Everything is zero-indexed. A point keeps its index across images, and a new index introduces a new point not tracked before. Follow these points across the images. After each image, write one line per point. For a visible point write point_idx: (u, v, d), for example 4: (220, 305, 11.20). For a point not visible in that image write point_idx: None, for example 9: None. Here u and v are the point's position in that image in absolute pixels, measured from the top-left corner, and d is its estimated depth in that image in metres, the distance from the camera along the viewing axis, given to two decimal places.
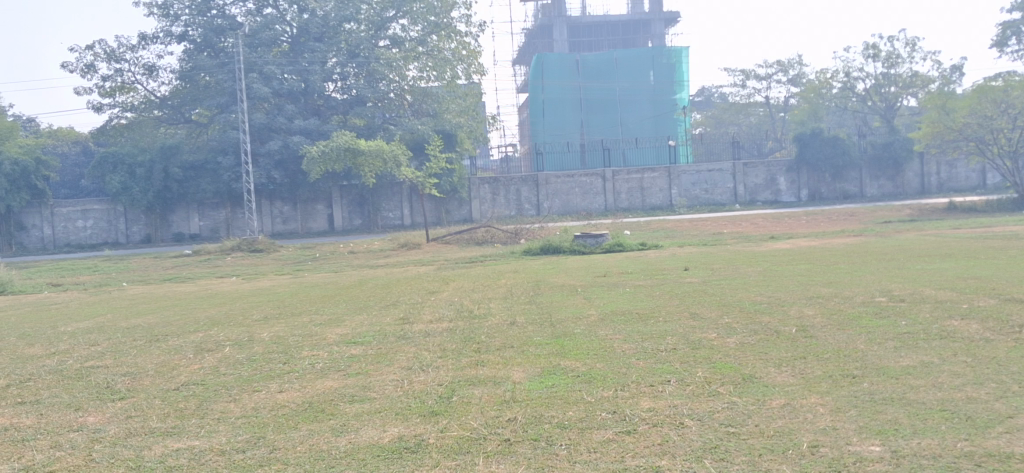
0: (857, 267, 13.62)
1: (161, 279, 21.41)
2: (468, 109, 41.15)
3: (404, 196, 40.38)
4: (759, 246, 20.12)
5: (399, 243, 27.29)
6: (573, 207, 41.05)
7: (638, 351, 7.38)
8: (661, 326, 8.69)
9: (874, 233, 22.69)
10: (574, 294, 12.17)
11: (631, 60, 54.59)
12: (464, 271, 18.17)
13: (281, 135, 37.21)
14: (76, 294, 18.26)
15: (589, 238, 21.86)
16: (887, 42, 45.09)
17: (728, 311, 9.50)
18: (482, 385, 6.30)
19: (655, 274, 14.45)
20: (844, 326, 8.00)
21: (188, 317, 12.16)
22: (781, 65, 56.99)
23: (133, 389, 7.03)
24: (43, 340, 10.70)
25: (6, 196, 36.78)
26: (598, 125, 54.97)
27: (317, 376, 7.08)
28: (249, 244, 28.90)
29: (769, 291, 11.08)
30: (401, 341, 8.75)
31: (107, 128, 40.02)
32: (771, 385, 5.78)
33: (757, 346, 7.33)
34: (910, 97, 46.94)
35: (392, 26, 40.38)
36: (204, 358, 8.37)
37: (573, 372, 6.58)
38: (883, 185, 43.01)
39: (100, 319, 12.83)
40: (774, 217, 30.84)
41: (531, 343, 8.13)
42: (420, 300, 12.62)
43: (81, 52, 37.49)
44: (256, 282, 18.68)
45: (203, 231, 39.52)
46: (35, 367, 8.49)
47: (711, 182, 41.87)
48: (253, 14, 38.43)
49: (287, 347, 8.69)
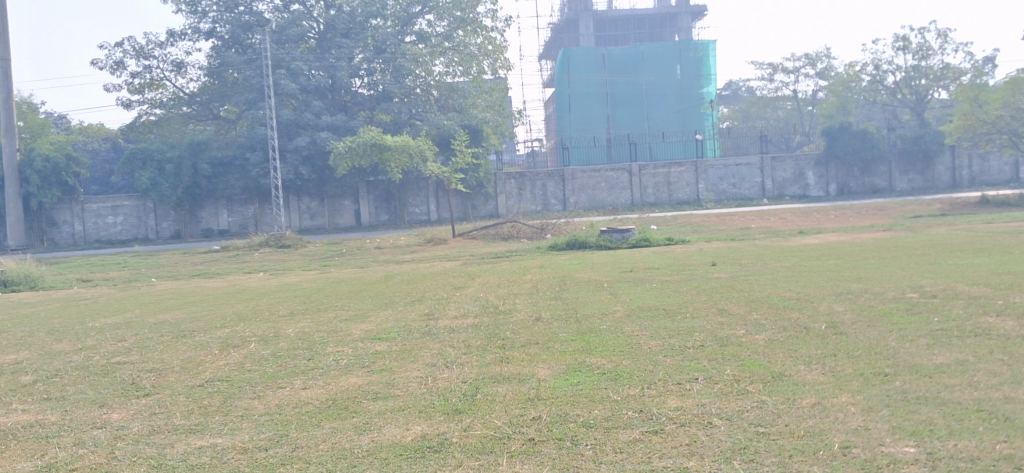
0: (887, 262, 13.43)
1: (189, 274, 21.54)
2: (494, 104, 41.08)
3: (430, 191, 40.45)
4: (788, 241, 19.90)
5: (425, 239, 27.30)
6: (599, 202, 40.93)
7: (664, 348, 7.28)
8: (688, 323, 8.58)
9: (906, 227, 22.38)
10: (600, 289, 12.08)
11: (658, 53, 54.11)
12: (490, 266, 18.13)
13: (308, 131, 37.36)
14: (105, 289, 18.40)
15: (615, 233, 21.72)
16: (918, 33, 44.49)
17: (757, 307, 9.36)
18: (507, 383, 6.23)
19: (682, 269, 14.32)
20: (876, 323, 7.86)
21: (214, 312, 12.20)
22: (809, 58, 56.41)
23: (158, 385, 7.04)
24: (71, 335, 10.75)
25: (37, 192, 37.14)
26: (624, 119, 54.62)
27: (341, 372, 7.04)
28: (277, 240, 29.03)
29: (798, 286, 10.93)
30: (426, 337, 8.70)
31: (137, 124, 40.35)
32: (801, 384, 5.66)
33: (786, 343, 7.21)
34: (942, 89, 46.28)
35: (418, 21, 40.40)
36: (230, 354, 8.35)
37: (599, 370, 6.49)
38: (913, 179, 42.43)
39: (128, 314, 12.90)
40: (802, 211, 30.53)
41: (557, 339, 8.05)
42: (445, 295, 12.58)
43: (110, 49, 37.83)
44: (283, 277, 18.75)
45: (231, 227, 39.80)
46: (63, 363, 8.52)
47: (739, 177, 41.52)
48: (280, 10, 38.57)
49: (312, 343, 8.67)
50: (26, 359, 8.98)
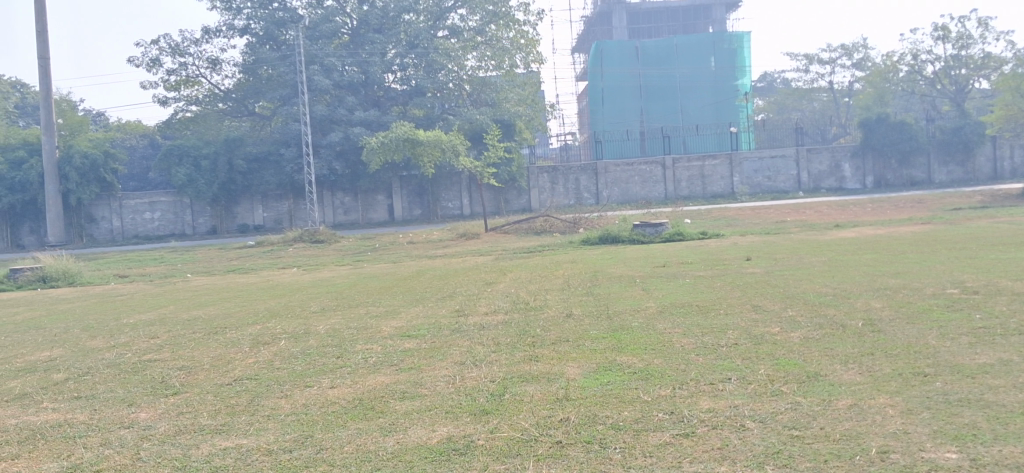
0: (926, 256, 13.15)
1: (224, 270, 21.68)
2: (527, 98, 40.91)
3: (463, 186, 40.42)
4: (824, 234, 19.62)
5: (458, 234, 27.26)
6: (632, 196, 40.68)
7: (697, 346, 7.14)
8: (721, 320, 8.43)
9: (945, 220, 21.98)
10: (632, 285, 11.95)
11: (691, 45, 53.75)
12: (522, 261, 18.04)
13: (342, 126, 37.51)
14: (141, 285, 18.57)
15: (648, 228, 21.53)
16: (959, 22, 43.66)
17: (792, 303, 9.18)
18: (535, 383, 6.13)
19: (716, 264, 14.14)
20: (915, 320, 7.66)
21: (247, 309, 12.23)
22: (846, 49, 55.66)
23: (186, 384, 7.03)
24: (104, 332, 10.81)
25: (76, 189, 37.61)
26: (657, 113, 54.23)
27: (369, 371, 6.99)
28: (311, 235, 29.15)
29: (834, 282, 10.72)
30: (456, 334, 8.62)
31: (173, 121, 40.72)
32: (839, 384, 5.51)
33: (823, 341, 7.04)
34: (982, 79, 45.38)
35: (451, 16, 40.39)
36: (260, 351, 8.34)
37: (630, 369, 6.38)
38: (952, 171, 41.65)
39: (162, 310, 12.96)
40: (839, 204, 30.10)
41: (587, 336, 7.95)
42: (477, 292, 12.51)
43: (147, 47, 38.19)
44: (317, 272, 18.80)
45: (266, 222, 40.05)
46: (95, 361, 8.55)
47: (774, 170, 41.05)
48: (314, 6, 38.72)
49: (341, 341, 8.63)
50: (59, 356, 9.03)
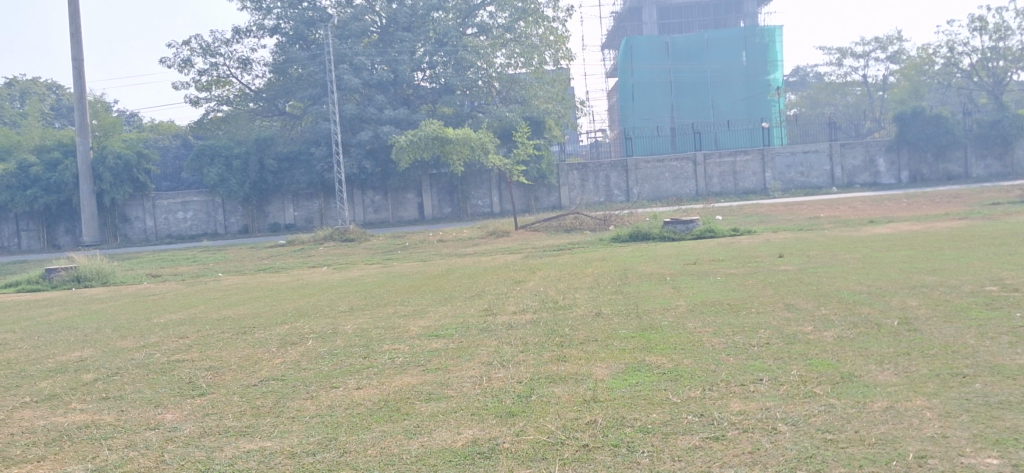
0: (964, 253, 12.88)
1: (256, 268, 21.78)
2: (556, 95, 40.78)
3: (493, 184, 40.33)
4: (858, 231, 19.34)
5: (488, 232, 27.21)
6: (663, 193, 40.45)
7: (728, 346, 7.02)
8: (753, 319, 8.28)
9: (983, 215, 21.60)
10: (663, 283, 11.80)
11: (722, 40, 53.25)
12: (552, 259, 17.94)
13: (372, 125, 37.58)
14: (173, 285, 18.69)
15: (679, 224, 21.35)
16: (996, 13, 42.91)
17: (826, 301, 9.02)
18: (562, 384, 6.03)
19: (748, 261, 13.97)
20: (953, 319, 7.47)
21: (277, 308, 12.22)
22: (879, 42, 54.97)
23: (213, 385, 7.01)
24: (135, 332, 10.86)
25: (111, 189, 37.99)
26: (687, 109, 53.88)
27: (396, 371, 6.94)
28: (341, 233, 29.22)
29: (869, 279, 10.51)
30: (483, 334, 8.55)
31: (205, 121, 41.05)
32: (875, 385, 5.37)
33: (857, 340, 6.90)
34: (1021, 71, 44.58)
35: (480, 13, 40.37)
36: (287, 352, 8.32)
37: (659, 370, 6.27)
38: (990, 165, 40.92)
39: (193, 310, 13.02)
40: (874, 199, 29.68)
41: (616, 336, 7.86)
42: (506, 290, 12.44)
43: (179, 48, 38.53)
44: (347, 271, 18.84)
45: (297, 221, 40.19)
46: (124, 361, 8.57)
47: (807, 165, 40.70)
48: (343, 6, 38.87)
49: (368, 341, 8.60)
50: (89, 357, 9.08)
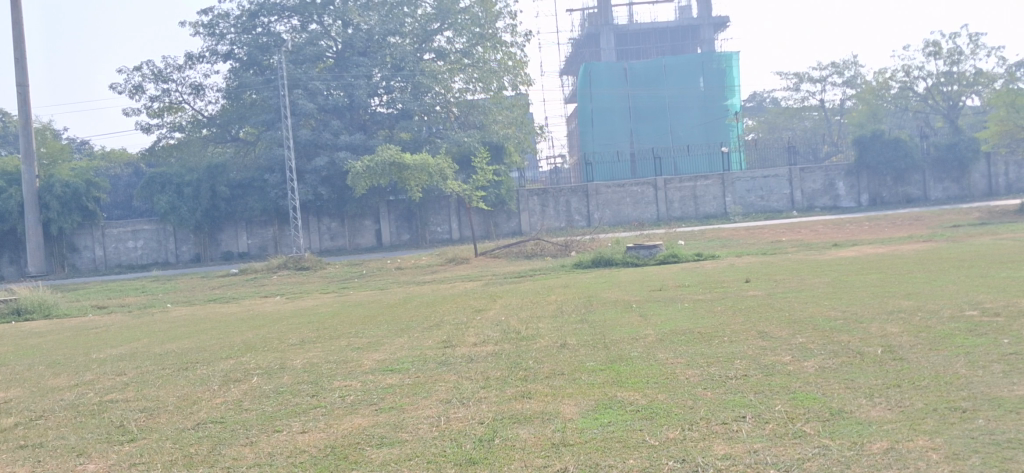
0: (935, 276, 12.57)
1: (205, 299, 20.96)
2: (516, 120, 40.55)
3: (452, 210, 39.88)
4: (822, 254, 19.13)
5: (447, 259, 26.57)
6: (624, 217, 40.15)
7: (704, 378, 6.56)
8: (727, 348, 7.84)
9: (945, 237, 21.55)
10: (629, 310, 11.36)
11: (680, 66, 53.45)
12: (513, 286, 17.42)
13: (328, 150, 36.99)
14: (118, 317, 17.85)
15: (642, 249, 20.97)
16: (949, 38, 43.52)
17: (801, 329, 8.56)
18: (528, 424, 5.52)
19: (715, 287, 13.52)
20: (937, 346, 7.09)
21: (223, 342, 11.52)
22: (836, 66, 55.48)
23: (146, 429, 6.39)
24: (70, 369, 10.13)
25: (57, 217, 36.87)
26: (646, 134, 53.78)
27: (346, 411, 6.37)
28: (296, 262, 28.48)
29: (842, 304, 10.15)
30: (442, 368, 8.01)
31: (156, 148, 40.12)
32: (868, 423, 4.93)
33: (840, 371, 6.49)
34: (974, 95, 45.22)
35: (437, 38, 40.00)
36: (229, 390, 7.72)
37: (632, 406, 5.80)
38: (947, 187, 41.29)
39: (135, 344, 12.30)
40: (835, 223, 29.53)
41: (583, 369, 7.36)
42: (465, 320, 11.85)
43: (129, 73, 37.67)
44: (301, 301, 18.14)
45: (251, 249, 39.36)
46: (52, 402, 7.90)
47: (767, 189, 40.70)
48: (298, 30, 38.44)
49: (318, 377, 8.02)
50: (16, 397, 8.40)
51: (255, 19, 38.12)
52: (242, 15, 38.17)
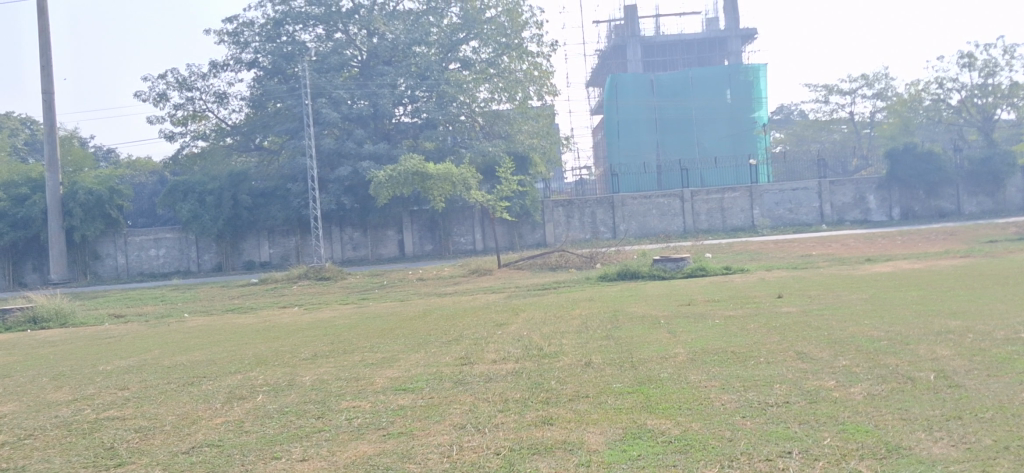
0: (982, 294, 11.92)
1: (224, 309, 20.57)
2: (541, 131, 39.94)
3: (476, 220, 39.45)
4: (857, 269, 18.47)
5: (470, 270, 26.11)
6: (650, 230, 39.54)
7: (742, 405, 6.01)
8: (765, 371, 7.28)
9: (984, 252, 20.84)
10: (657, 326, 10.79)
11: (707, 78, 52.63)
12: (536, 299, 16.91)
13: (351, 160, 36.63)
14: (135, 327, 17.47)
15: (669, 262, 20.40)
16: (984, 49, 42.58)
17: (843, 351, 7.95)
18: (549, 457, 5.01)
19: (746, 303, 12.93)
20: (996, 372, 6.50)
21: (233, 355, 11.07)
22: (866, 79, 54.55)
23: (136, 452, 5.94)
24: (73, 383, 9.74)
25: (80, 225, 36.74)
26: (674, 144, 53.14)
27: (351, 437, 5.88)
28: (316, 272, 28.07)
29: (884, 324, 9.52)
30: (458, 388, 7.49)
31: (180, 157, 40.01)
32: (929, 462, 4.41)
33: (891, 399, 5.91)
34: (1009, 107, 44.20)
35: (463, 48, 39.59)
36: (233, 409, 7.26)
37: (664, 436, 5.27)
38: (981, 202, 40.35)
39: (145, 356, 11.87)
40: (867, 237, 28.79)
41: (609, 392, 6.83)
42: (486, 335, 11.35)
43: (153, 81, 37.60)
44: (318, 312, 17.68)
45: (273, 258, 39.07)
46: (47, 419, 7.48)
47: (796, 201, 39.88)
48: (323, 39, 38.28)
49: (326, 396, 7.53)
50: (10, 413, 7.97)
51: (280, 28, 38.00)
52: (267, 23, 38.03)
